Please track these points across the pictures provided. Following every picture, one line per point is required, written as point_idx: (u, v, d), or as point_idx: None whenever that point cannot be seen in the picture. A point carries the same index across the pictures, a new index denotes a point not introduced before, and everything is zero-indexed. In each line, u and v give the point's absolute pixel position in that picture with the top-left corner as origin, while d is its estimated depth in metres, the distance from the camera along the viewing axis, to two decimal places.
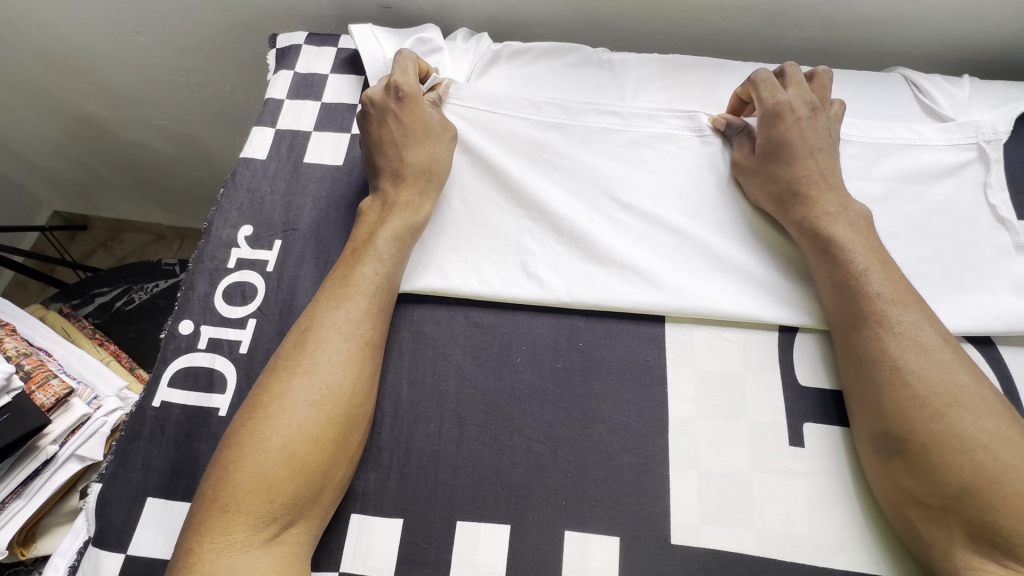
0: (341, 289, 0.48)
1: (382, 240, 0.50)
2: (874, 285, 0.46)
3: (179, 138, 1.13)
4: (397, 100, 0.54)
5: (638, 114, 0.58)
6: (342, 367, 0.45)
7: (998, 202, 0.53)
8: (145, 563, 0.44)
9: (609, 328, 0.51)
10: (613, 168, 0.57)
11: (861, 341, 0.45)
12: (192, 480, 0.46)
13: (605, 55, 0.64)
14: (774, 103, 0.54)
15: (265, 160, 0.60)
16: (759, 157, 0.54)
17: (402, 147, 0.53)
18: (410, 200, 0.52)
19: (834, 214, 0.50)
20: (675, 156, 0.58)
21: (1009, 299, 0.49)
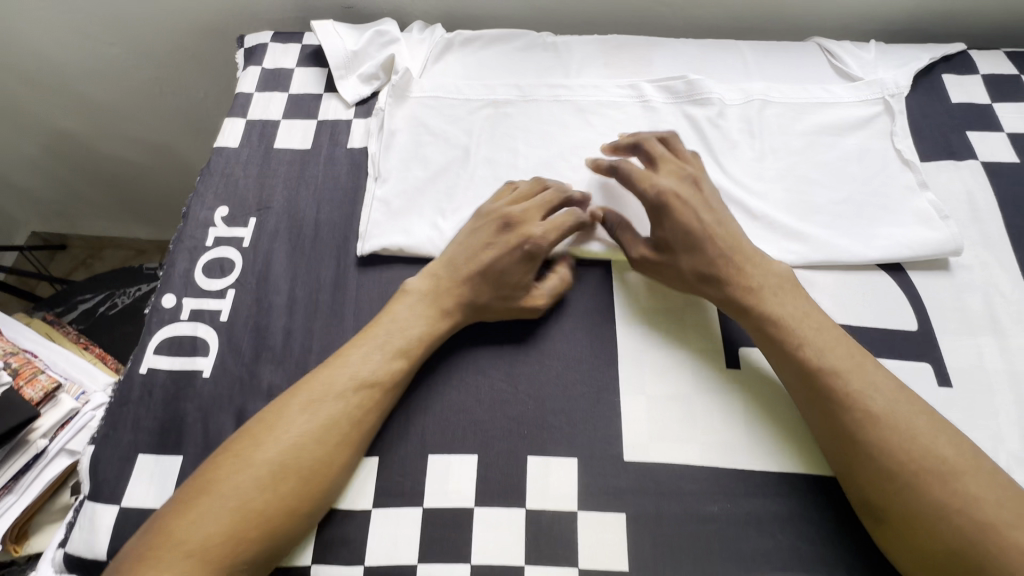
0: (362, 373, 0.47)
1: (416, 319, 0.50)
2: (822, 360, 0.45)
3: (158, 148, 1.17)
4: (529, 239, 0.52)
5: (584, 86, 0.65)
6: (334, 450, 0.45)
7: (904, 147, 0.59)
8: (139, 512, 0.47)
9: (562, 276, 0.55)
10: (560, 137, 0.62)
11: (824, 417, 0.45)
12: (181, 436, 0.50)
13: (551, 39, 0.70)
14: (656, 193, 0.52)
15: (237, 147, 0.64)
16: (671, 253, 0.52)
17: (488, 274, 0.51)
18: (447, 312, 0.51)
19: (759, 288, 0.49)
20: (617, 123, 0.63)
21: (916, 229, 0.55)
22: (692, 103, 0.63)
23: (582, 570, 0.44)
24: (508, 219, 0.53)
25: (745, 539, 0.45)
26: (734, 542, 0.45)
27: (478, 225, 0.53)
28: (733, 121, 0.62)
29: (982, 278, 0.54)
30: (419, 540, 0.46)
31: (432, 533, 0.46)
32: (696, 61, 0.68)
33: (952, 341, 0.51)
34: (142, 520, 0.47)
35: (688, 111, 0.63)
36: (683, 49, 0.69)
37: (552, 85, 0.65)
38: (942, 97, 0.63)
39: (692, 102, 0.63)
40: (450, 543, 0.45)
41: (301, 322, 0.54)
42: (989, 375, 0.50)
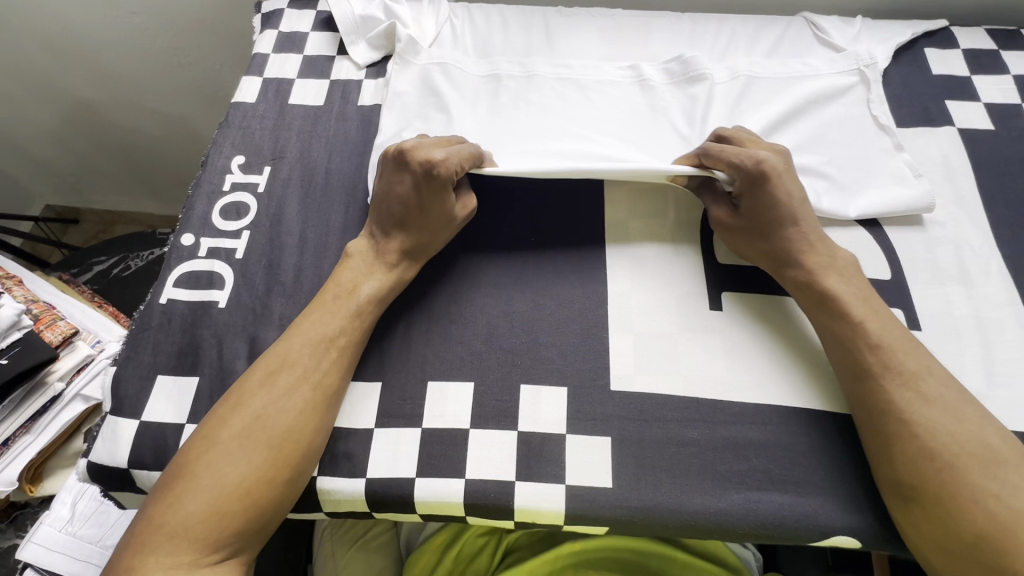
0: (314, 339, 0.49)
1: (364, 288, 0.52)
2: (874, 334, 0.47)
3: (172, 120, 1.21)
4: (429, 164, 0.52)
5: (585, 66, 0.67)
6: (303, 413, 0.46)
7: (880, 113, 0.62)
8: (157, 425, 0.50)
9: (558, 225, 0.59)
10: (559, 109, 0.64)
11: (872, 395, 0.46)
12: (197, 360, 0.53)
13: (556, 19, 0.73)
14: (758, 164, 0.52)
15: (254, 103, 0.67)
16: (745, 221, 0.53)
17: (413, 209, 0.53)
18: (395, 263, 0.53)
19: (828, 266, 0.51)
20: (616, 99, 0.65)
21: (892, 187, 0.58)
22: (688, 81, 0.65)
23: (569, 485, 0.48)
24: (404, 154, 0.53)
25: (722, 462, 0.48)
26: (711, 464, 0.48)
27: (386, 170, 0.55)
28: (721, 100, 0.64)
29: (954, 234, 0.57)
30: (417, 456, 0.49)
31: (430, 450, 0.49)
32: (691, 38, 0.71)
33: (924, 290, 0.54)
34: (160, 433, 0.50)
35: (687, 89, 0.65)
36: (679, 25, 0.73)
37: (556, 65, 0.67)
38: (923, 68, 0.67)
39: (690, 80, 0.65)
40: (446, 459, 0.49)
41: (311, 261, 0.57)
42: (955, 320, 0.53)
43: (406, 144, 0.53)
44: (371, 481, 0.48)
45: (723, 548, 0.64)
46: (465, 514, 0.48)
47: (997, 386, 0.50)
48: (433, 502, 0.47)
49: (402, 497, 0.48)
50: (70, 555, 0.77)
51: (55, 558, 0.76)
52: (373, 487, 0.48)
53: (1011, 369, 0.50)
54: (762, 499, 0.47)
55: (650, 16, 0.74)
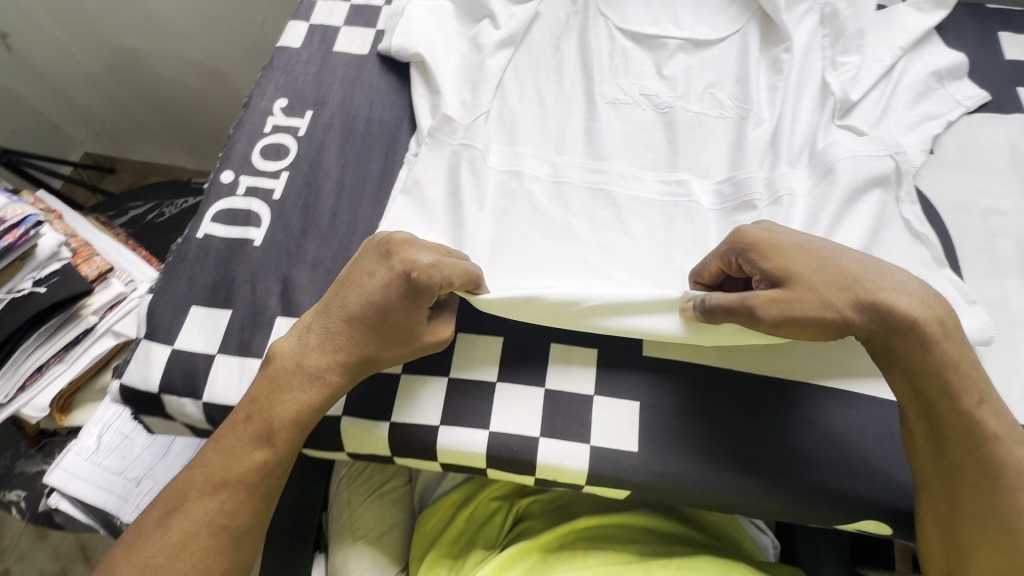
0: (219, 473, 0.45)
1: (279, 417, 0.46)
2: (989, 424, 0.41)
3: (209, 72, 1.21)
4: (411, 268, 0.43)
5: (622, 174, 0.57)
6: (202, 563, 0.43)
7: (910, 216, 0.53)
8: (188, 353, 0.51)
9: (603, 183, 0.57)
10: (582, 235, 0.54)
11: (977, 493, 0.41)
12: (231, 294, 0.54)
13: (599, 107, 0.61)
14: (742, 233, 0.45)
15: (299, 48, 0.67)
16: (804, 291, 0.42)
17: (378, 309, 0.45)
18: (326, 379, 0.46)
19: (920, 310, 0.41)
20: (654, 225, 0.55)
21: (947, 173, 0.57)
22: (740, 209, 0.55)
23: (594, 446, 0.47)
24: (389, 246, 0.46)
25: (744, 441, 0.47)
26: (734, 444, 0.47)
27: (358, 261, 0.47)
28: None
29: (1018, 225, 0.54)
30: (442, 403, 0.49)
31: (455, 399, 0.49)
32: (751, 140, 0.58)
33: (978, 281, 0.52)
34: (191, 361, 0.51)
35: (736, 221, 0.54)
36: (749, 131, 0.59)
37: (589, 168, 0.57)
38: (995, 53, 0.63)
39: (740, 208, 0.55)
40: (471, 409, 0.49)
41: (348, 207, 0.57)
42: (1008, 311, 0.51)
43: (394, 237, 0.46)
44: (394, 424, 0.48)
45: (742, 535, 0.63)
46: (486, 466, 0.48)
47: None
48: (454, 450, 0.47)
49: (424, 443, 0.48)
50: (95, 483, 0.79)
51: (81, 485, 0.78)
52: (396, 430, 0.48)
53: None
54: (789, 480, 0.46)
55: (711, 118, 0.60)
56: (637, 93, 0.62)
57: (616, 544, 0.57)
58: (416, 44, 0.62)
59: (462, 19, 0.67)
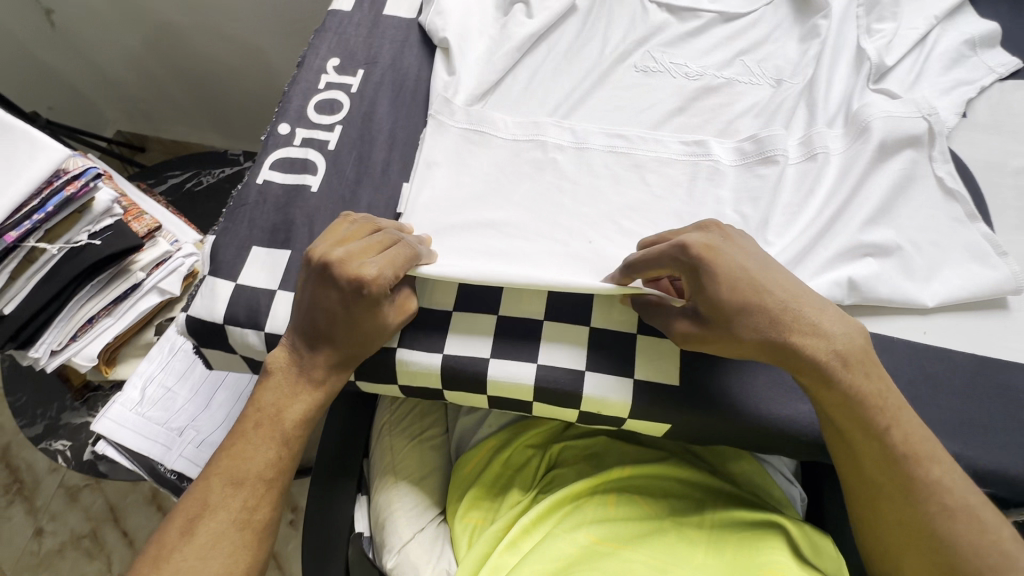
0: (237, 477, 0.48)
1: (289, 418, 0.50)
2: (899, 444, 0.44)
3: (243, 46, 1.23)
4: (364, 282, 0.46)
5: (644, 138, 0.59)
6: (231, 559, 0.45)
7: (944, 174, 0.55)
8: (250, 288, 0.54)
9: (647, 137, 0.59)
10: (603, 192, 0.57)
11: (909, 511, 0.43)
12: (289, 235, 0.56)
13: (632, 74, 0.63)
14: (689, 250, 0.45)
15: (350, 11, 0.70)
16: (718, 326, 0.44)
17: (338, 323, 0.48)
18: (324, 377, 0.50)
19: (822, 343, 0.43)
20: (676, 184, 0.57)
21: (979, 136, 0.59)
22: (761, 163, 0.56)
23: (636, 379, 0.50)
24: (331, 265, 0.47)
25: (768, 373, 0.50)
26: (756, 385, 0.49)
27: (306, 280, 0.49)
28: (794, 188, 0.56)
29: None
30: (492, 338, 0.51)
31: (505, 334, 0.51)
32: (775, 110, 0.60)
33: (1008, 237, 0.54)
34: (253, 295, 0.54)
35: (757, 174, 0.56)
36: (784, 95, 0.60)
37: (610, 134, 0.59)
38: None
39: (762, 162, 0.56)
40: (520, 344, 0.51)
41: (399, 158, 0.60)
42: None
43: (337, 252, 0.47)
44: (446, 357, 0.51)
45: (771, 484, 0.62)
46: (532, 399, 0.51)
47: None
48: (504, 381, 0.50)
49: (474, 376, 0.51)
50: (138, 432, 0.82)
51: (125, 433, 0.81)
52: (448, 362, 0.51)
53: None
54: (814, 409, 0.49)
55: (741, 84, 0.62)
56: (666, 63, 0.64)
57: (644, 496, 0.59)
58: (461, 13, 0.66)
59: None
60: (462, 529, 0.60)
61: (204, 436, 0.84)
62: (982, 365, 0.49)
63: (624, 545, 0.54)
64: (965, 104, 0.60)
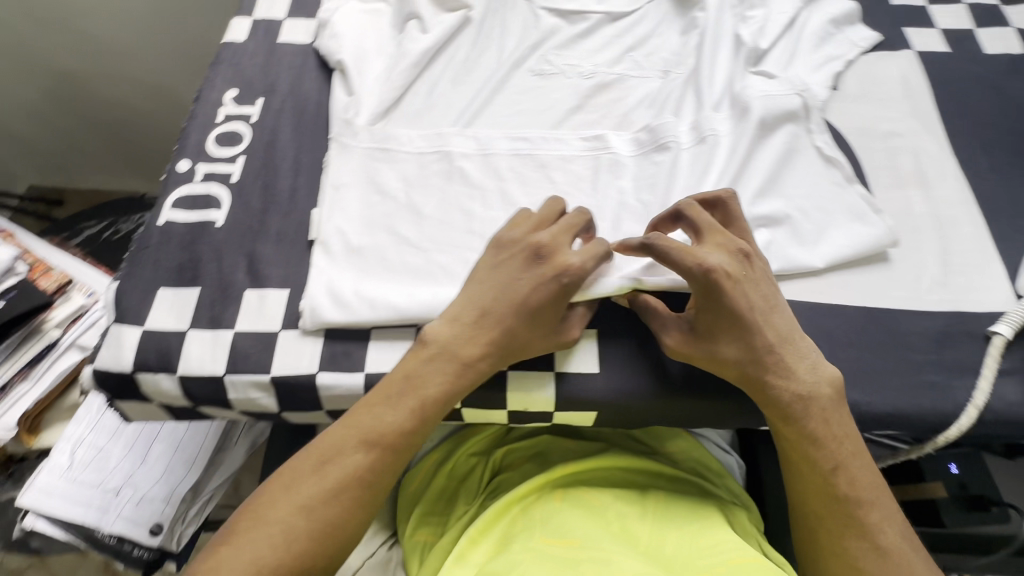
0: (368, 435, 0.46)
1: (435, 387, 0.47)
2: (844, 482, 0.46)
3: (153, 91, 1.21)
4: (564, 269, 0.48)
5: (546, 138, 0.61)
6: (344, 512, 0.45)
7: (823, 143, 0.59)
8: (159, 332, 0.52)
9: (547, 137, 0.61)
10: (514, 195, 0.58)
11: (833, 535, 0.46)
12: (197, 273, 0.55)
13: (531, 77, 0.65)
14: (707, 271, 0.45)
15: (244, 41, 0.69)
16: (708, 344, 0.48)
17: (506, 313, 0.47)
18: (480, 356, 0.48)
19: (796, 386, 0.46)
20: (580, 178, 0.59)
21: (849, 105, 0.63)
22: (656, 151, 0.59)
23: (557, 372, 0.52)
24: (537, 251, 0.49)
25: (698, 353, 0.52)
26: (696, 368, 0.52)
27: (502, 259, 0.50)
28: (692, 169, 0.58)
29: (914, 144, 0.61)
30: None
31: None
32: (667, 97, 0.63)
33: (884, 195, 0.58)
34: (163, 339, 0.52)
35: (654, 161, 0.59)
36: (669, 87, 0.64)
37: (513, 137, 0.61)
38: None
39: (657, 149, 0.59)
40: None
41: (306, 183, 0.60)
42: (913, 217, 0.57)
43: (540, 236, 0.49)
44: (369, 376, 0.51)
45: (705, 456, 0.65)
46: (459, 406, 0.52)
47: (953, 274, 0.54)
48: None
49: None
50: (71, 499, 0.77)
51: (54, 501, 0.76)
52: (372, 381, 0.50)
53: (966, 259, 0.54)
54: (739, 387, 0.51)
55: (634, 78, 0.65)
56: (562, 64, 0.66)
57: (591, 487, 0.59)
58: (358, 35, 0.67)
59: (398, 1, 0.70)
60: (412, 546, 0.59)
61: (144, 490, 0.79)
62: (873, 316, 0.52)
63: (572, 544, 0.53)
64: (835, 78, 0.65)
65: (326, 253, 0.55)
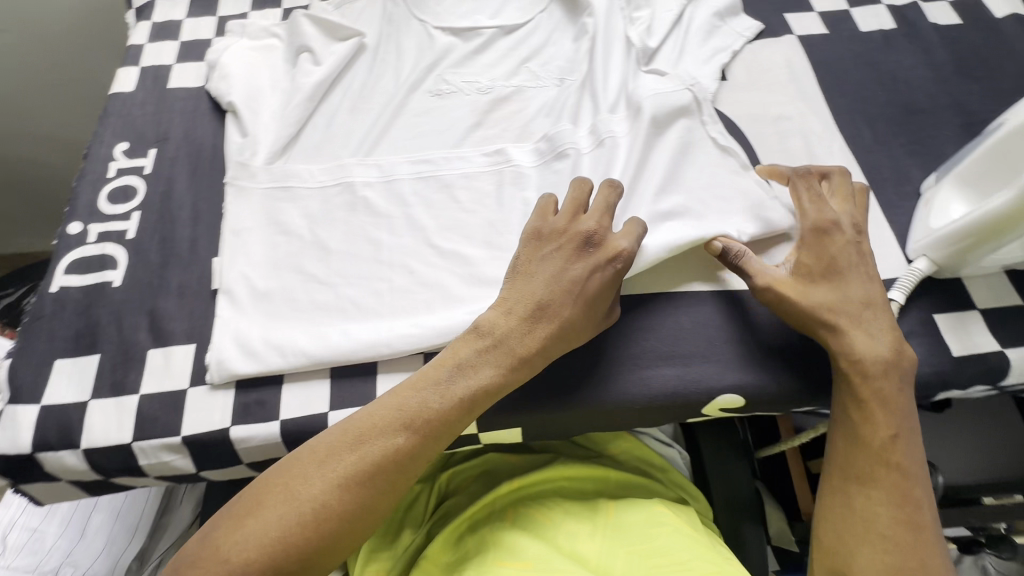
0: (409, 417, 0.44)
1: (490, 370, 0.46)
2: (891, 444, 0.45)
3: (50, 139, 1.09)
4: (615, 255, 0.49)
5: (448, 158, 0.61)
6: (374, 495, 0.43)
7: (716, 133, 0.60)
8: (58, 406, 0.50)
9: (448, 156, 0.61)
10: (419, 218, 0.57)
11: (866, 493, 0.44)
12: (96, 339, 0.53)
13: (428, 99, 0.65)
14: (820, 222, 0.51)
15: (132, 91, 0.67)
16: (806, 288, 0.49)
17: (566, 300, 0.48)
18: (541, 346, 0.47)
19: (870, 336, 0.47)
20: (484, 195, 0.59)
21: (738, 94, 0.65)
22: (556, 158, 0.60)
23: None
24: (588, 238, 0.50)
25: (678, 340, 0.54)
26: (623, 360, 0.53)
27: (547, 252, 0.50)
28: (592, 173, 0.58)
29: (802, 125, 0.63)
30: (328, 391, 0.51)
31: (341, 383, 0.51)
32: (564, 104, 0.64)
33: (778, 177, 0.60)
34: (62, 412, 0.50)
35: (554, 169, 0.59)
36: (566, 94, 0.65)
37: (415, 160, 0.61)
38: None
39: (557, 157, 0.60)
40: (356, 390, 0.51)
41: (205, 231, 0.58)
42: None
43: (589, 223, 0.50)
44: (284, 423, 0.49)
45: (645, 453, 0.66)
46: None
47: None
48: None
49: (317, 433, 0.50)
50: None
51: None
52: (287, 428, 0.49)
53: None
54: (744, 370, 0.52)
55: (531, 88, 0.66)
56: (459, 82, 0.66)
57: (540, 504, 0.58)
58: (249, 74, 0.66)
59: (288, 35, 0.69)
60: None
61: (85, 568, 0.75)
62: None
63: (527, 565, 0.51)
64: (723, 68, 0.67)
65: (230, 302, 0.54)
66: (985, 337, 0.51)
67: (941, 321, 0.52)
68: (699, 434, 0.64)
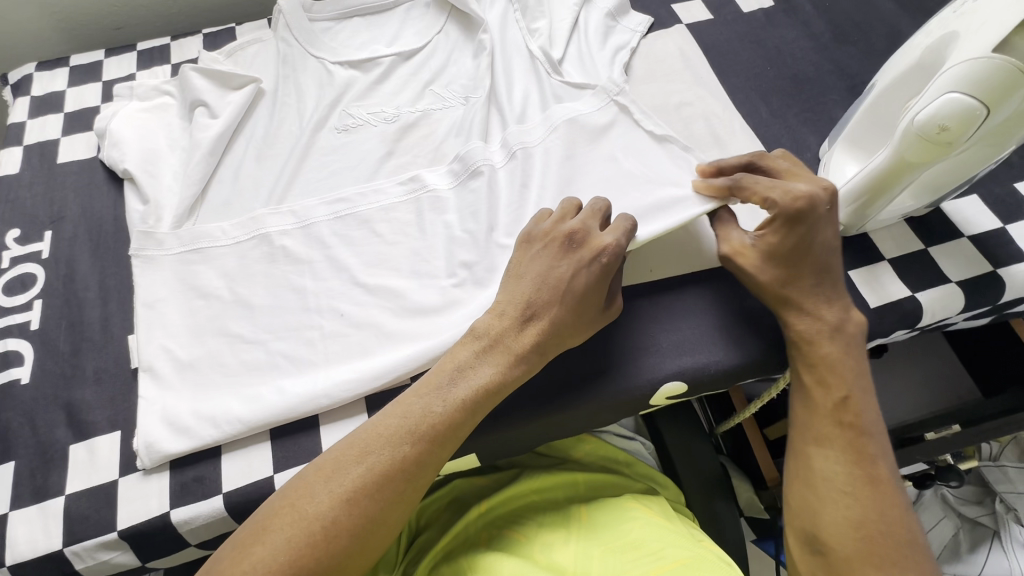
0: (417, 425, 0.43)
1: (484, 372, 0.45)
2: (846, 402, 0.45)
3: None
4: (600, 249, 0.47)
5: (363, 193, 0.59)
6: (382, 506, 0.41)
7: (653, 126, 0.59)
8: None
9: (363, 191, 0.59)
10: (342, 259, 0.56)
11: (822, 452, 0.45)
12: (9, 443, 0.49)
13: (336, 136, 0.64)
14: (795, 200, 0.46)
15: (18, 172, 0.63)
16: (767, 266, 0.48)
17: (551, 299, 0.47)
18: (529, 348, 0.46)
19: (822, 308, 0.48)
20: (405, 224, 0.58)
21: (639, 87, 0.67)
22: (472, 176, 0.59)
23: None
24: (572, 237, 0.48)
25: (640, 324, 0.55)
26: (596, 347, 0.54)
27: (535, 252, 0.50)
28: (510, 185, 0.58)
29: (703, 109, 0.65)
30: (271, 453, 0.49)
31: (283, 443, 0.49)
32: (472, 121, 0.64)
33: None
34: None
35: (472, 187, 0.59)
36: (473, 111, 0.65)
37: (329, 200, 0.59)
38: None
39: (473, 175, 0.59)
40: (299, 448, 0.49)
41: (117, 308, 0.55)
42: None
43: (574, 222, 0.49)
44: (227, 495, 0.47)
45: (609, 450, 0.67)
46: None
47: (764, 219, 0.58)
48: None
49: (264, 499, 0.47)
50: None
51: None
52: (231, 499, 0.47)
53: None
54: (693, 350, 0.53)
55: (438, 111, 0.66)
56: (364, 114, 0.66)
57: (514, 521, 0.57)
58: (143, 137, 0.63)
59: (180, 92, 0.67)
60: None
61: None
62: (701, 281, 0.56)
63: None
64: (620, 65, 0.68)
65: (153, 379, 0.51)
66: (897, 285, 0.54)
67: (856, 276, 0.54)
68: (660, 423, 0.65)
